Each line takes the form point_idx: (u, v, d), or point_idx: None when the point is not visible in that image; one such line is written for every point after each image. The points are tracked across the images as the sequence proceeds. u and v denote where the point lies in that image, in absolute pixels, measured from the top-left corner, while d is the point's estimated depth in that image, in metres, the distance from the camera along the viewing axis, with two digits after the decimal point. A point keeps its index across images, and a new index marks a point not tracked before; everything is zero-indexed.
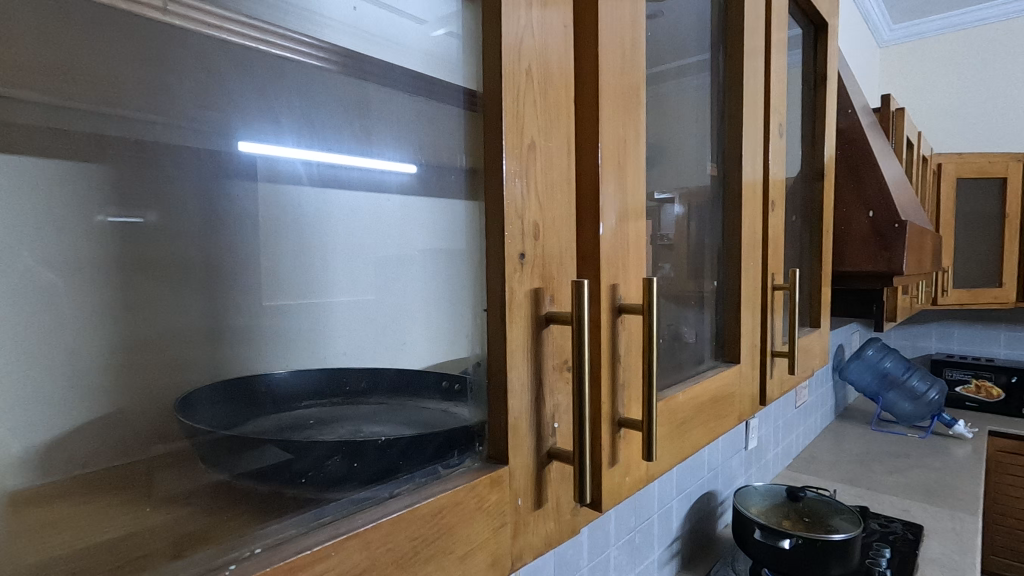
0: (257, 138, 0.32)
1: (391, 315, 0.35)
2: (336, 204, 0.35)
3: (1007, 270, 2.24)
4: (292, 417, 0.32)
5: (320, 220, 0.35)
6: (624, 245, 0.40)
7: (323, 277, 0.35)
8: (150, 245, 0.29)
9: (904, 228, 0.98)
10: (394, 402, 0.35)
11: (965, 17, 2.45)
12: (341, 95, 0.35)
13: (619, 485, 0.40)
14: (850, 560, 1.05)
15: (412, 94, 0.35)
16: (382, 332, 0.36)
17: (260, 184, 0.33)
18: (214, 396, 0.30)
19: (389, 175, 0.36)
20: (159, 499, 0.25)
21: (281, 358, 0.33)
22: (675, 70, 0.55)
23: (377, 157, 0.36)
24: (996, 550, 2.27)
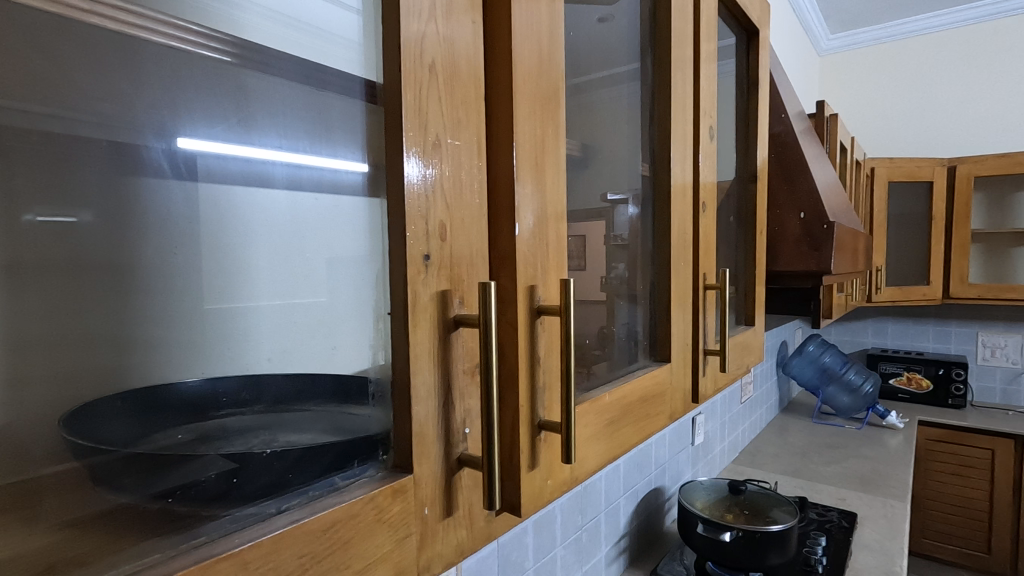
0: (195, 135, 0.29)
1: (315, 315, 0.33)
2: (245, 203, 0.31)
3: (934, 269, 2.38)
4: (207, 428, 0.29)
5: (239, 224, 0.31)
6: (544, 246, 0.39)
7: (243, 274, 0.31)
8: (82, 248, 0.25)
9: (832, 230, 1.02)
10: (321, 409, 0.33)
11: (895, 30, 2.59)
12: (215, 85, 0.29)
13: (540, 489, 0.40)
14: (787, 549, 1.09)
15: (301, 83, 0.32)
16: (307, 338, 0.33)
17: (200, 186, 0.29)
18: (118, 410, 0.26)
19: (273, 166, 0.31)
20: (47, 525, 0.22)
21: (198, 365, 0.30)
22: (605, 77, 0.55)
23: (258, 149, 0.31)
24: (927, 533, 2.39)
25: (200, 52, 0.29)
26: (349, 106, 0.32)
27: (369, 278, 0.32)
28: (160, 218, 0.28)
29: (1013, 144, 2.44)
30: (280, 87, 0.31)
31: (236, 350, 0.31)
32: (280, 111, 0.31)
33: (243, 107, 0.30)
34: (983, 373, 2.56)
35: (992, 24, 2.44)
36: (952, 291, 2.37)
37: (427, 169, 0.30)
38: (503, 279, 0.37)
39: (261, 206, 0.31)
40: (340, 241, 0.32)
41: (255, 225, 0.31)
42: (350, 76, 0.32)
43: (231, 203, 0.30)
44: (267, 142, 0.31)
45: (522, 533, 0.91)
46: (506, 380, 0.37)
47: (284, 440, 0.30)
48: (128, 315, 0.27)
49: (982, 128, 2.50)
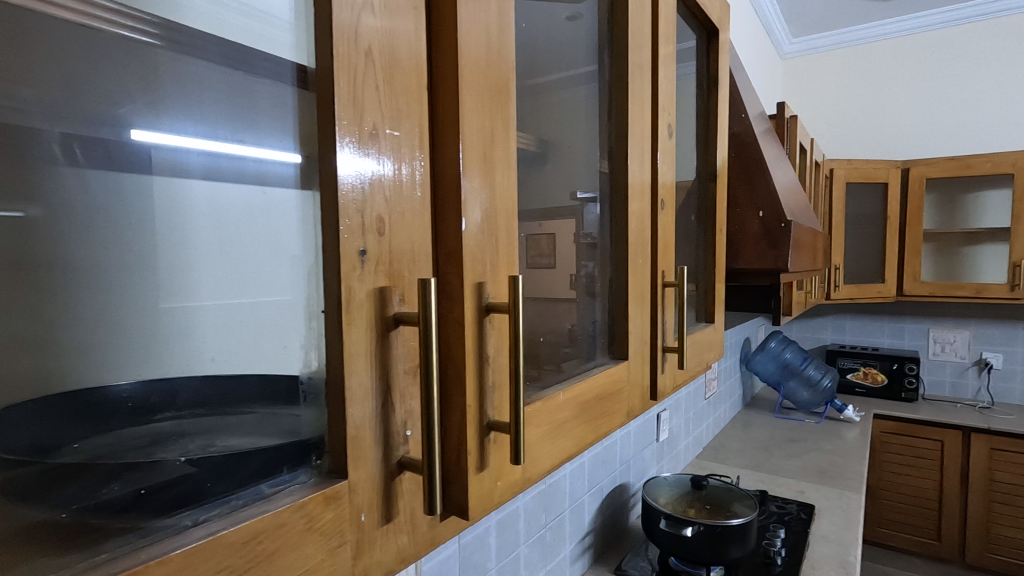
0: (151, 126, 0.27)
1: (261, 315, 0.30)
2: (192, 195, 0.29)
3: (889, 268, 2.46)
4: (146, 431, 0.28)
5: (182, 214, 0.29)
6: (493, 243, 0.38)
7: (186, 273, 0.29)
8: (16, 244, 0.24)
9: (789, 228, 1.03)
10: (269, 410, 0.30)
11: (853, 35, 2.68)
12: (130, 65, 0.27)
13: (489, 492, 0.39)
14: (748, 542, 1.10)
15: (226, 67, 0.29)
16: (254, 340, 0.30)
17: (156, 179, 0.28)
18: (36, 415, 0.25)
19: (192, 154, 0.29)
20: None
21: (134, 366, 0.28)
22: (560, 78, 0.55)
23: (176, 134, 0.28)
24: (882, 522, 2.48)
25: (114, 30, 0.26)
26: (276, 90, 0.29)
27: (298, 274, 0.30)
28: (64, 210, 0.25)
29: (963, 147, 2.54)
30: (196, 68, 0.28)
31: (161, 351, 0.29)
32: (195, 94, 0.28)
33: (151, 87, 0.27)
34: (934, 367, 2.67)
35: (943, 31, 2.54)
36: (905, 289, 2.46)
37: (364, 159, 0.29)
38: (448, 276, 0.36)
39: (181, 197, 0.29)
40: (284, 234, 0.30)
41: (194, 218, 0.30)
42: (281, 59, 0.29)
43: (140, 191, 0.28)
44: (181, 127, 0.28)
45: (485, 533, 0.90)
46: (453, 379, 0.36)
47: (213, 446, 0.28)
48: (54, 315, 0.25)
49: (935, 132, 2.59)
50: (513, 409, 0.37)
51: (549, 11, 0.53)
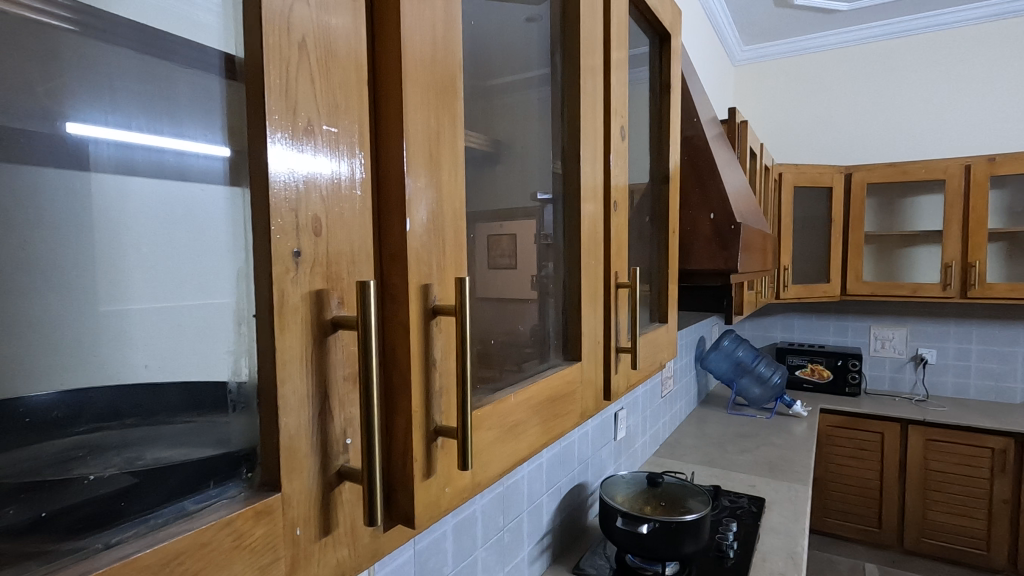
0: (66, 122, 0.24)
1: (190, 319, 0.28)
2: (112, 190, 0.26)
3: (834, 268, 2.57)
4: (57, 449, 0.24)
5: (103, 209, 0.26)
6: (440, 244, 0.37)
7: (112, 274, 0.26)
8: None
9: (738, 230, 1.06)
10: (203, 420, 0.28)
11: (800, 44, 2.79)
12: (29, 44, 0.23)
13: (436, 499, 0.38)
14: (701, 536, 1.13)
15: (142, 53, 0.26)
16: (186, 344, 0.28)
17: (70, 173, 0.24)
18: None
19: (101, 144, 0.25)
20: None
21: (59, 376, 0.24)
22: (510, 81, 0.55)
23: (89, 123, 0.24)
24: (828, 513, 2.58)
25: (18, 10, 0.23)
26: (200, 80, 0.27)
27: (228, 276, 0.28)
28: None
29: (901, 154, 2.67)
30: (110, 55, 0.25)
31: (88, 364, 0.25)
32: (105, 81, 0.25)
33: (53, 71, 0.24)
34: (875, 363, 2.80)
35: (883, 44, 2.68)
36: (849, 288, 2.57)
37: (298, 153, 0.28)
38: (392, 277, 0.35)
39: (103, 192, 0.25)
40: (215, 234, 0.28)
41: (119, 213, 0.26)
42: (206, 47, 0.27)
43: (48, 186, 0.24)
44: (92, 117, 0.25)
45: (440, 538, 0.89)
46: (398, 384, 0.35)
47: (140, 461, 0.26)
48: None
49: (875, 139, 2.72)
50: (459, 415, 0.36)
51: (499, 14, 0.52)
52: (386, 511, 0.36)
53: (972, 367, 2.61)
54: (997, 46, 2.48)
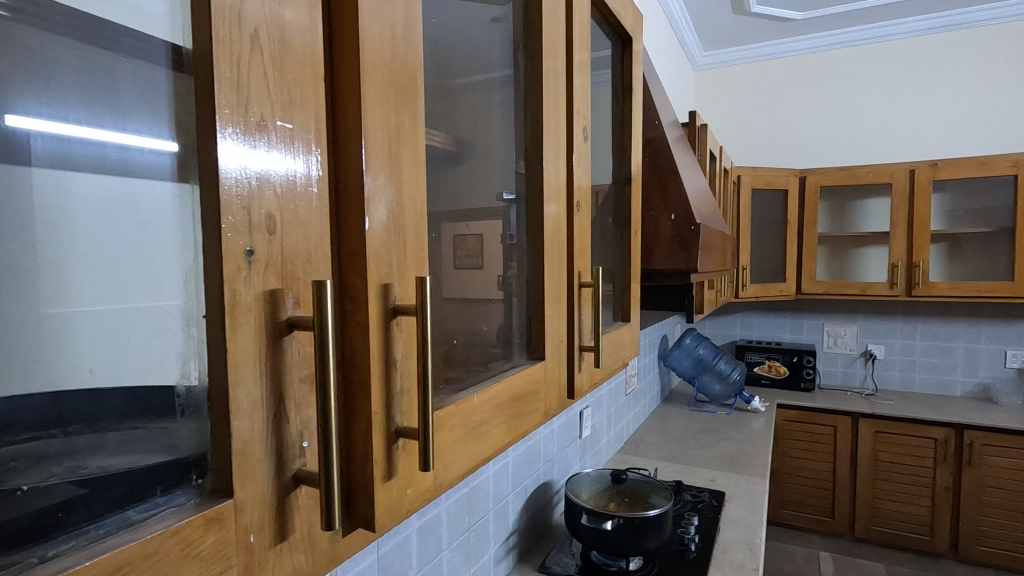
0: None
1: (136, 323, 0.26)
2: (53, 184, 0.24)
3: (789, 268, 2.66)
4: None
5: (41, 205, 0.24)
6: (400, 243, 0.37)
7: (51, 275, 0.24)
8: None
9: (698, 231, 1.09)
10: (153, 425, 0.27)
11: (757, 51, 2.88)
12: None
13: (398, 501, 0.38)
14: (664, 531, 1.15)
15: (83, 41, 0.25)
16: (132, 348, 0.26)
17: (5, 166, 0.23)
18: None
19: (41, 138, 0.23)
20: None
21: None
22: (472, 82, 0.55)
23: (27, 114, 0.23)
24: (785, 504, 2.66)
25: None
26: (146, 72, 0.26)
27: (176, 277, 0.27)
28: None
29: (851, 158, 2.79)
30: (46, 42, 0.24)
31: (28, 371, 0.24)
32: (42, 71, 0.23)
33: None
34: (828, 359, 2.91)
35: (834, 52, 2.79)
36: (804, 287, 2.67)
37: (251, 149, 0.27)
38: (352, 278, 0.34)
39: (42, 187, 0.24)
40: (163, 233, 0.27)
41: (59, 211, 0.24)
42: (150, 36, 0.26)
43: None
44: (28, 108, 0.23)
45: (405, 541, 0.88)
46: (358, 385, 0.34)
47: (83, 471, 0.24)
48: None
49: (827, 144, 2.83)
50: (420, 415, 0.36)
51: (460, 13, 0.52)
52: (347, 515, 0.36)
53: (917, 362, 2.75)
54: (939, 56, 2.61)
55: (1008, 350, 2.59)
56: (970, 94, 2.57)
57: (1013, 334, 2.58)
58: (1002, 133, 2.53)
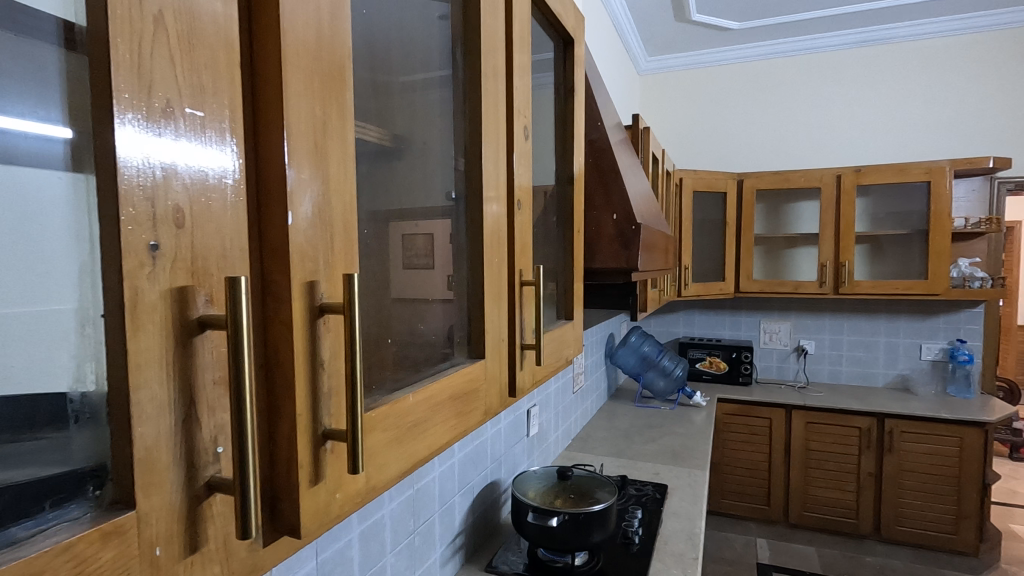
0: None
1: (22, 323, 0.24)
2: None
3: (728, 268, 2.77)
4: None
5: None
6: (328, 239, 0.36)
7: None
8: None
9: (638, 230, 1.11)
10: (44, 437, 0.25)
11: (698, 58, 2.99)
12: None
13: (326, 507, 0.36)
14: (608, 525, 1.17)
15: None
16: (17, 352, 0.24)
17: None
18: None
19: None
20: None
21: None
22: (405, 78, 0.54)
23: None
24: (725, 495, 2.77)
25: None
26: (35, 50, 0.24)
27: (69, 274, 0.25)
28: None
29: (784, 163, 2.93)
30: None
31: None
32: None
33: None
34: (764, 354, 3.05)
35: (768, 62, 2.93)
36: (741, 286, 2.79)
37: (155, 137, 0.26)
38: (274, 275, 0.33)
39: None
40: (56, 225, 0.25)
41: None
42: (37, 11, 0.24)
43: None
44: None
45: (345, 547, 0.85)
46: (281, 387, 0.33)
47: None
48: None
49: (763, 149, 2.96)
50: (348, 417, 0.35)
51: (394, 10, 0.52)
52: (270, 522, 0.34)
53: (844, 356, 2.92)
54: (863, 69, 2.78)
55: (923, 344, 2.79)
56: (890, 105, 2.76)
57: (929, 328, 2.78)
58: (918, 142, 2.73)
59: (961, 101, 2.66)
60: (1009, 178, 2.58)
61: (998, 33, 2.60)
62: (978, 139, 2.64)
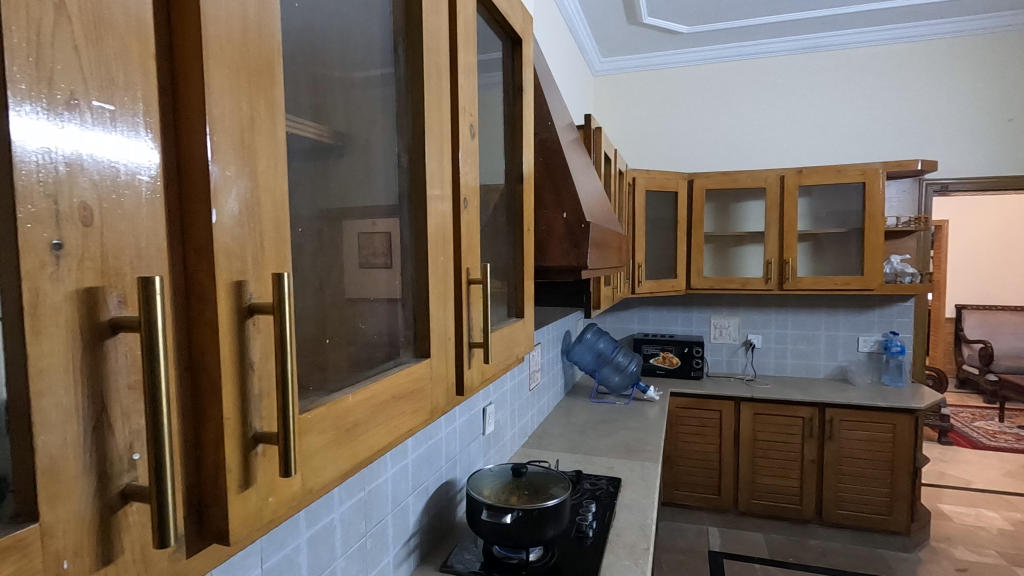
0: None
1: None
2: None
3: (679, 265, 2.85)
4: None
5: None
6: (255, 237, 0.35)
7: None
8: None
9: (587, 229, 1.12)
10: None
11: (649, 61, 3.07)
12: None
13: (257, 511, 0.36)
14: (562, 519, 1.18)
15: None
16: None
17: None
18: None
19: None
20: None
21: None
22: (341, 75, 0.53)
23: None
24: (679, 486, 2.84)
25: None
26: None
27: None
28: None
29: (732, 164, 3.03)
30: None
31: None
32: None
33: None
34: (714, 349, 3.16)
35: (716, 66, 3.02)
36: (692, 283, 2.87)
37: (57, 128, 0.25)
38: (198, 274, 0.32)
39: None
40: None
41: None
42: None
43: None
44: None
45: (293, 553, 0.83)
46: (207, 391, 0.32)
47: None
48: None
49: (711, 150, 3.05)
50: (280, 418, 0.34)
51: (329, 5, 0.51)
52: (197, 530, 0.33)
53: (788, 349, 3.05)
54: (804, 75, 2.91)
55: (860, 336, 2.94)
56: (828, 109, 2.89)
57: (865, 321, 2.93)
58: (855, 146, 2.87)
59: (894, 106, 2.82)
60: (936, 180, 2.75)
61: (926, 44, 2.77)
62: (909, 143, 2.81)
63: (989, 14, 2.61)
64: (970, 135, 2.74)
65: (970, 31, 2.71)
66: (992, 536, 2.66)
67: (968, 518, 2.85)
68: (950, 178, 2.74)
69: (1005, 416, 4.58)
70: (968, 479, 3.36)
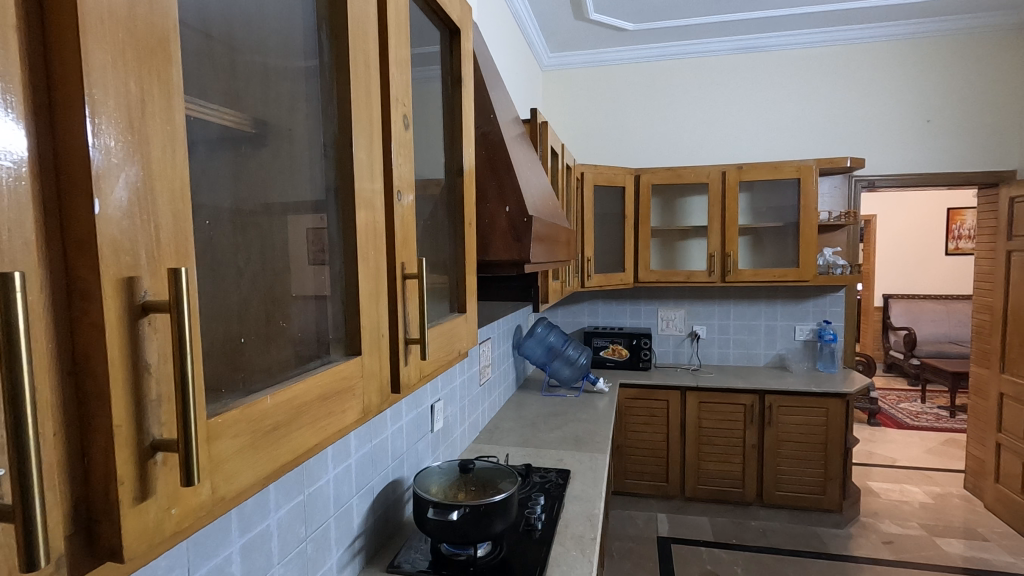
0: None
1: None
2: None
3: (627, 259, 2.91)
4: None
5: None
6: (148, 229, 0.32)
7: None
8: None
9: (530, 222, 1.12)
10: None
11: (597, 56, 3.11)
12: None
13: (157, 525, 0.33)
14: (509, 513, 1.18)
15: None
16: None
17: None
18: None
19: None
20: None
21: None
22: (255, 60, 0.50)
23: None
24: (628, 475, 2.90)
25: None
26: None
27: None
28: None
29: (676, 160, 3.10)
30: None
31: None
32: None
33: None
34: (661, 340, 3.24)
35: (660, 63, 3.09)
36: (640, 276, 2.94)
37: None
38: (80, 269, 0.29)
39: None
40: None
41: None
42: None
43: None
44: None
45: (224, 562, 0.80)
46: (94, 396, 0.30)
47: None
48: None
49: (657, 146, 3.12)
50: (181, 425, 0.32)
51: None
52: (87, 546, 0.31)
53: (731, 339, 3.17)
54: (743, 74, 3.01)
55: (796, 326, 3.08)
56: (765, 108, 3.01)
57: (800, 312, 3.08)
58: (790, 143, 3.00)
59: (825, 105, 2.96)
60: (864, 177, 2.91)
61: (854, 47, 2.91)
62: (839, 141, 2.96)
63: (908, 20, 2.78)
64: (894, 134, 2.90)
65: (894, 36, 2.86)
66: (914, 509, 2.86)
67: (894, 494, 3.05)
68: (876, 175, 2.91)
69: (927, 397, 4.93)
70: (894, 458, 3.59)
